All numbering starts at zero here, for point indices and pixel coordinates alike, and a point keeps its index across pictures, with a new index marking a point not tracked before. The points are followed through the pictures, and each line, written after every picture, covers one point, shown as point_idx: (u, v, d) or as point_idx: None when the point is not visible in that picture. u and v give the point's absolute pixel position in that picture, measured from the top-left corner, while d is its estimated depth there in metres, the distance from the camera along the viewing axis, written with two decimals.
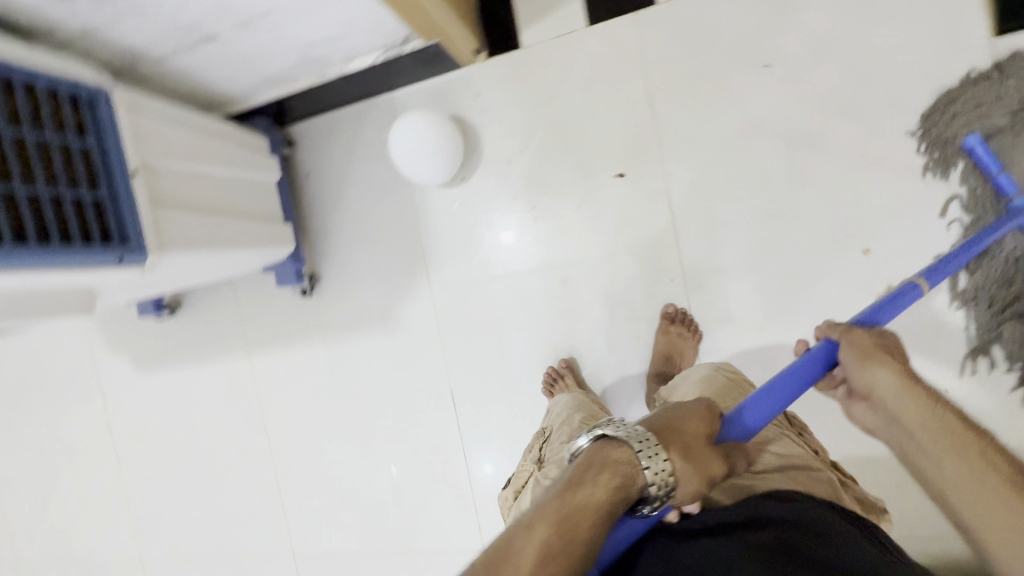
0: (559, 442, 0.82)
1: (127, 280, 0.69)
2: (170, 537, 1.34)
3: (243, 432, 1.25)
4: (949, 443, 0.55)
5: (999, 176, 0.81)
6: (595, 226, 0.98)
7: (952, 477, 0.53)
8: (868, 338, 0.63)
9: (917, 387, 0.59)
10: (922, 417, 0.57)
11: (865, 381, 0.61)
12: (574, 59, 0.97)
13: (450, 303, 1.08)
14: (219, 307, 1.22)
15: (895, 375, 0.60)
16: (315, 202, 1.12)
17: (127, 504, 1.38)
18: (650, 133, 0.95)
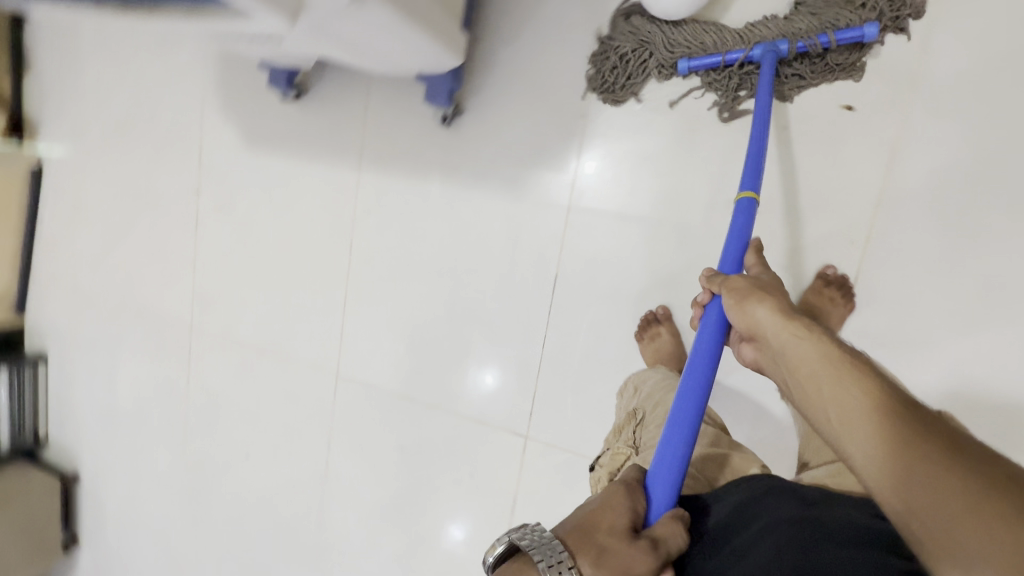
0: (654, 428, 0.80)
1: (337, 9, 0.61)
2: (225, 317, 1.36)
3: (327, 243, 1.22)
4: (815, 369, 0.51)
5: (752, 54, 0.84)
6: (788, 157, 0.88)
7: (834, 409, 0.48)
8: (747, 279, 0.63)
9: (797, 321, 0.56)
10: (804, 349, 0.53)
11: (749, 325, 0.60)
12: None
13: (591, 185, 1.00)
14: (345, 107, 1.15)
15: (775, 309, 0.58)
16: (489, 30, 1.01)
17: (193, 274, 1.39)
18: (903, 68, 0.82)
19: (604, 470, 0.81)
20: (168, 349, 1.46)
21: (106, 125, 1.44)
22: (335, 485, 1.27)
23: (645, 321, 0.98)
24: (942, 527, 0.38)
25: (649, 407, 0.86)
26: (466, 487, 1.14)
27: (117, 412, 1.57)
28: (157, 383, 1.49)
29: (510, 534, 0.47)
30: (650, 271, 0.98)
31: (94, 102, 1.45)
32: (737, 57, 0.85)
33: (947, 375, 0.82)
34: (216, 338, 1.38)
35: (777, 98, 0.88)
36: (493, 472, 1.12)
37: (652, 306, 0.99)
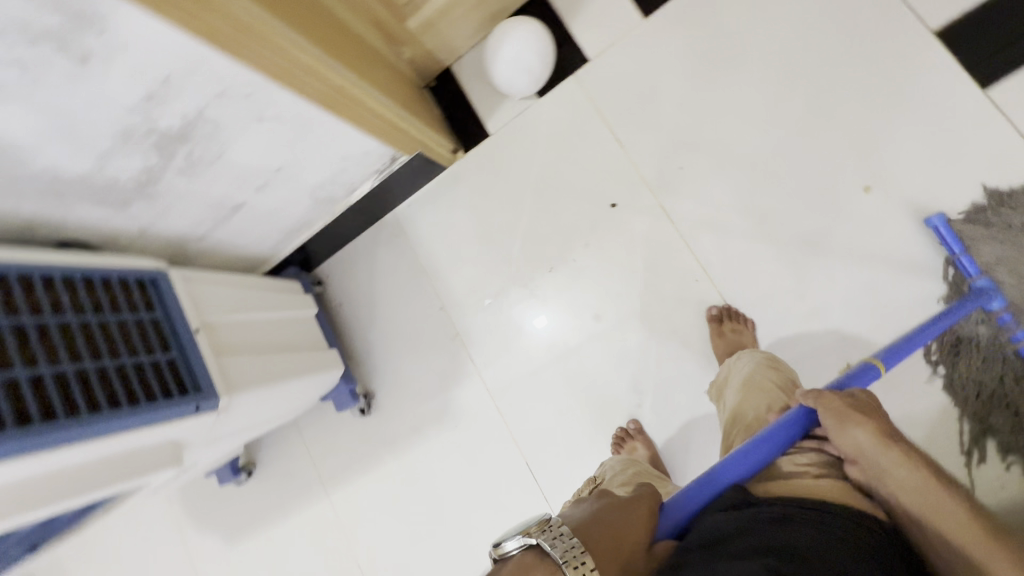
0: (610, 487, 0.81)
1: (206, 428, 0.75)
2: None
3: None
4: (916, 488, 0.58)
5: (979, 279, 0.84)
6: (607, 259, 1.03)
7: (931, 531, 0.56)
8: (847, 399, 0.65)
9: (894, 446, 0.60)
10: (909, 482, 0.58)
11: (846, 446, 0.63)
12: (537, 129, 1.08)
13: (498, 376, 1.10)
14: (289, 454, 1.26)
15: (873, 435, 0.62)
16: (352, 326, 1.20)
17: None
18: (624, 159, 1.03)
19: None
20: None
21: None
22: None
23: (619, 438, 1.00)
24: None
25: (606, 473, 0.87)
26: None
27: None
28: None
29: (545, 536, 0.46)
30: (590, 405, 1.04)
31: None
32: (954, 247, 0.86)
33: (844, 315, 0.92)
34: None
35: (572, 225, 1.06)
36: None
37: (621, 422, 1.02)
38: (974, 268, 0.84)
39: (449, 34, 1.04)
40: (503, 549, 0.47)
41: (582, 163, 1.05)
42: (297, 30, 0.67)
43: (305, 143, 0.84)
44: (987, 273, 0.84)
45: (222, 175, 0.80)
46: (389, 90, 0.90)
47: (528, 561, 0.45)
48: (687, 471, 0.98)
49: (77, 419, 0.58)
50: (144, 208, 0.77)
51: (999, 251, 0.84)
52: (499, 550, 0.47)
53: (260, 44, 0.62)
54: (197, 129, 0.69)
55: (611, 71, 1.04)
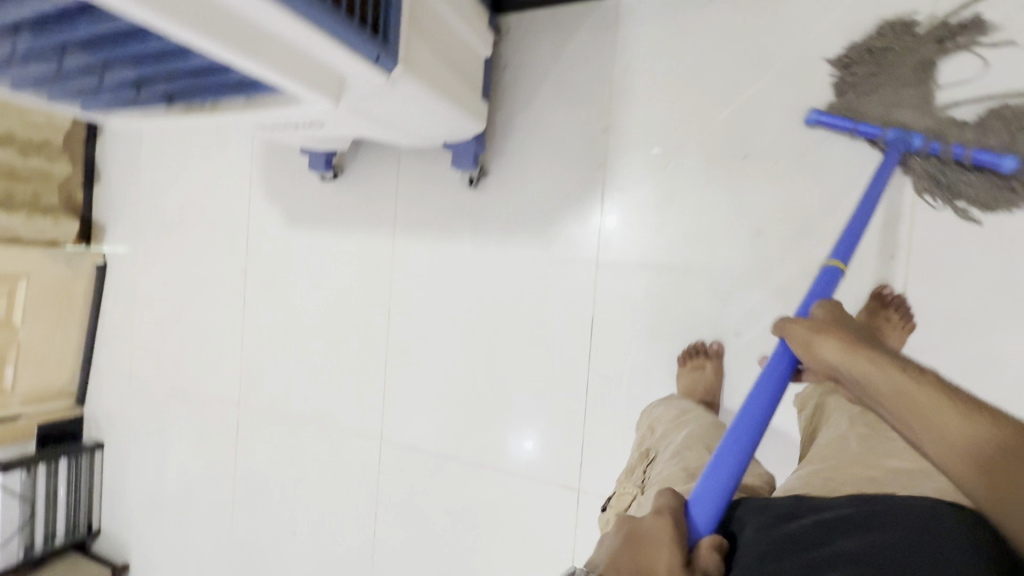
0: (662, 463, 0.81)
1: (371, 91, 0.68)
2: (271, 390, 1.40)
3: (366, 308, 1.26)
4: (893, 390, 0.53)
5: (886, 135, 0.83)
6: (807, 182, 0.90)
7: (920, 425, 0.50)
8: (807, 323, 0.66)
9: (862, 350, 0.59)
10: (878, 381, 0.55)
11: (822, 367, 0.63)
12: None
13: (617, 228, 1.03)
14: (377, 180, 1.23)
15: (841, 347, 0.61)
16: (506, 96, 1.09)
17: (240, 349, 1.45)
18: (911, 88, 0.84)
19: (614, 513, 0.82)
20: (217, 427, 1.49)
21: (163, 223, 1.57)
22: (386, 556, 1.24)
23: (692, 351, 0.96)
24: (992, 496, 0.45)
25: (659, 443, 0.87)
26: (519, 547, 1.09)
27: (166, 499, 1.58)
28: (206, 463, 1.50)
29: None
30: (687, 305, 0.98)
31: (152, 200, 1.59)
32: (864, 132, 0.85)
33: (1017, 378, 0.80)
34: (263, 412, 1.41)
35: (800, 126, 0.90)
36: (547, 528, 1.07)
37: (704, 338, 0.97)
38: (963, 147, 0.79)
39: None
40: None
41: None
42: None
43: None
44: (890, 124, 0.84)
45: None
46: None
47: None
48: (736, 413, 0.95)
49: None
50: None
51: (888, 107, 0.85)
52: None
53: None
54: None
55: None
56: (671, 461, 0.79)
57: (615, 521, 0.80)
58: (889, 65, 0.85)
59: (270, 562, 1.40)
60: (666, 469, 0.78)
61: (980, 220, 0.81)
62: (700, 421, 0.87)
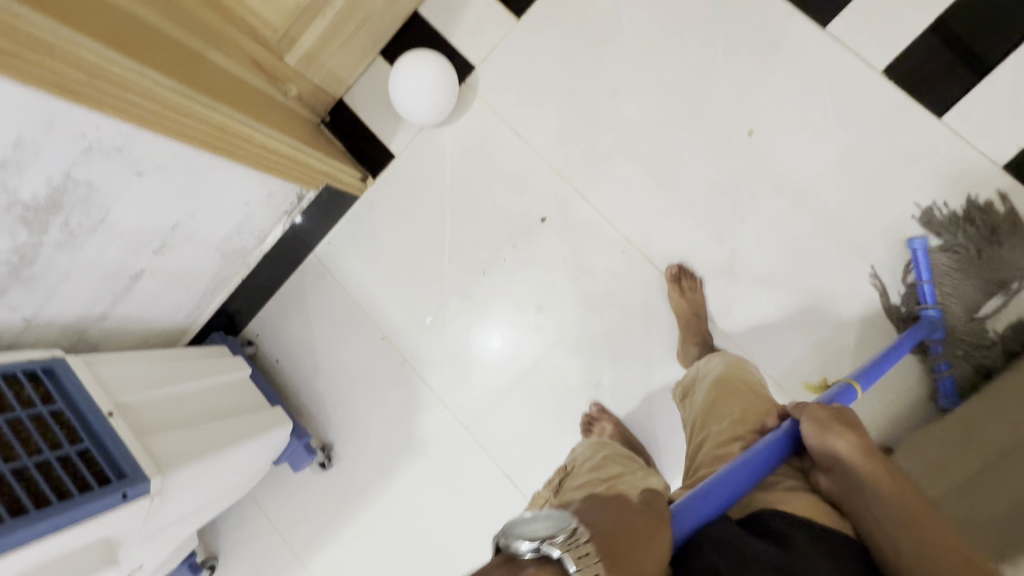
0: (578, 473, 0.76)
1: (142, 518, 0.67)
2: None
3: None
4: (906, 516, 0.50)
5: (930, 310, 0.88)
6: (536, 251, 1.05)
7: (921, 572, 0.48)
8: (833, 410, 0.61)
9: (882, 465, 0.55)
10: (890, 501, 0.52)
11: (825, 459, 0.58)
12: (441, 142, 1.09)
13: (455, 393, 1.07)
14: (250, 535, 1.15)
15: (857, 448, 0.56)
16: (293, 380, 1.13)
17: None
18: (531, 153, 1.06)
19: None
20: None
21: None
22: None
23: (585, 426, 0.99)
24: None
25: (576, 464, 0.81)
26: None
27: None
28: None
29: (565, 552, 0.38)
30: (553, 397, 1.03)
31: None
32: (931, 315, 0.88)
33: (764, 248, 0.97)
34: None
35: (496, 224, 1.06)
36: None
37: (585, 408, 1.01)
38: (932, 296, 0.88)
39: (334, 64, 1.03)
40: (514, 547, 0.39)
41: (494, 164, 1.07)
42: (148, 65, 0.62)
43: (199, 193, 0.80)
44: (940, 304, 0.88)
45: (111, 243, 0.74)
46: (280, 126, 0.89)
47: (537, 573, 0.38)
48: (659, 436, 0.98)
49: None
50: (24, 294, 0.69)
51: (952, 280, 0.89)
52: (508, 543, 0.40)
53: (106, 85, 0.57)
54: (70, 195, 0.64)
55: (500, 71, 1.08)
56: (587, 469, 0.74)
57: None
58: (506, 150, 1.07)
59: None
60: (581, 477, 0.73)
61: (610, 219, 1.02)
62: (618, 450, 0.83)
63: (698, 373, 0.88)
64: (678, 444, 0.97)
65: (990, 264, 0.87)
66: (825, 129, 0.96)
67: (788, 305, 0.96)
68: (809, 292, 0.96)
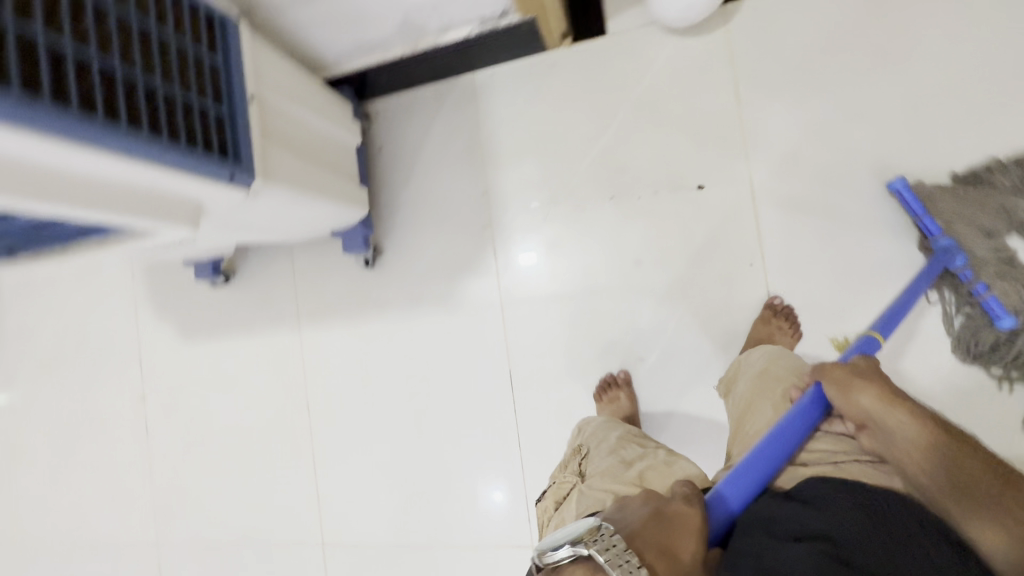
0: (598, 455, 0.87)
1: (232, 205, 0.68)
2: (194, 518, 1.27)
3: (284, 409, 1.21)
4: (930, 444, 0.59)
5: (941, 239, 0.87)
6: (670, 210, 0.99)
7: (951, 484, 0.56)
8: (849, 369, 0.70)
9: (900, 407, 0.63)
10: (915, 435, 0.60)
11: (853, 412, 0.66)
12: (657, 49, 0.99)
13: (514, 281, 1.07)
14: (272, 276, 1.21)
15: (877, 397, 0.65)
16: (385, 175, 1.13)
17: (152, 484, 1.31)
18: (732, 117, 0.97)
19: (551, 498, 0.85)
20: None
21: (38, 362, 1.42)
22: None
23: (605, 384, 1.01)
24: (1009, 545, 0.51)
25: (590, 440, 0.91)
26: None
27: None
28: None
29: (595, 547, 0.47)
30: (594, 341, 1.03)
31: (20, 341, 1.44)
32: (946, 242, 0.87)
33: None
34: (187, 547, 1.28)
35: (653, 162, 1.00)
36: None
37: (613, 368, 1.02)
38: (937, 227, 0.87)
39: None
40: (553, 559, 0.49)
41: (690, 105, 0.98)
42: None
43: None
44: (949, 229, 0.87)
45: None
46: None
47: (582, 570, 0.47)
48: (659, 432, 0.99)
49: (112, 128, 0.51)
50: None
51: (957, 212, 0.87)
52: (545, 560, 0.49)
53: None
54: None
55: (761, 18, 0.95)
56: (608, 454, 0.85)
57: (551, 509, 0.83)
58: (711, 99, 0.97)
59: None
60: (603, 461, 0.84)
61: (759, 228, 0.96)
62: (628, 425, 0.93)
63: (743, 360, 0.90)
64: (670, 448, 0.99)
65: (997, 197, 0.87)
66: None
67: None
68: None
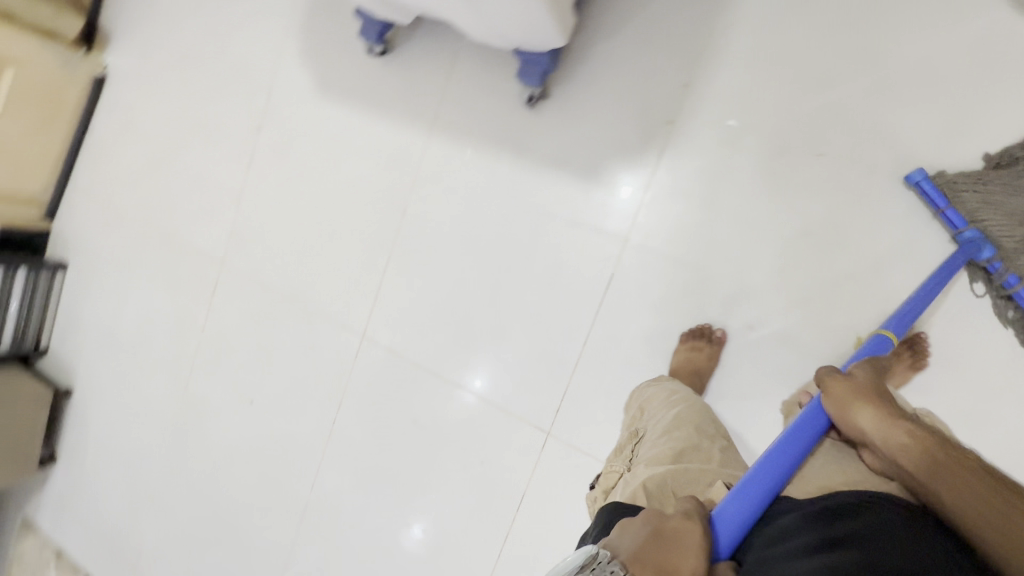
0: (650, 440, 0.82)
1: None
2: (261, 259, 1.34)
3: (380, 202, 1.20)
4: (926, 463, 0.55)
5: (966, 232, 0.83)
6: (866, 198, 0.89)
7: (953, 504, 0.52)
8: (846, 382, 0.66)
9: (902, 426, 0.59)
10: (916, 456, 0.56)
11: (852, 430, 0.63)
12: (960, 21, 0.85)
13: (664, 191, 0.99)
14: (426, 72, 1.15)
15: (878, 415, 0.61)
16: (591, 19, 1.01)
17: (236, 212, 1.37)
18: (989, 136, 0.85)
19: (601, 490, 0.83)
20: (190, 283, 1.43)
21: (176, 52, 1.43)
22: (338, 447, 1.25)
23: (694, 333, 0.96)
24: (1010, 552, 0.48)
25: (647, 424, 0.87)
26: (474, 476, 1.12)
27: (119, 337, 1.53)
28: (172, 316, 1.46)
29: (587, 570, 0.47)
30: (709, 287, 0.97)
31: (166, 27, 1.44)
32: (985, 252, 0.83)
33: (992, 438, 0.85)
34: (245, 279, 1.36)
35: (882, 141, 0.88)
36: (507, 465, 1.09)
37: (712, 323, 0.96)
38: (960, 219, 0.83)
39: None
40: None
41: (957, 100, 0.85)
42: None
43: None
44: (977, 222, 0.82)
45: None
46: None
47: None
48: (720, 401, 0.97)
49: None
50: None
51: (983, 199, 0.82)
52: None
53: None
54: None
55: None
56: (660, 441, 0.80)
57: (602, 500, 0.81)
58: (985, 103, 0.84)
59: (217, 425, 1.39)
60: (651, 448, 0.80)
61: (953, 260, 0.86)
62: (689, 402, 0.88)
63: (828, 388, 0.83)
64: (724, 418, 0.96)
65: None
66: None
67: None
68: None
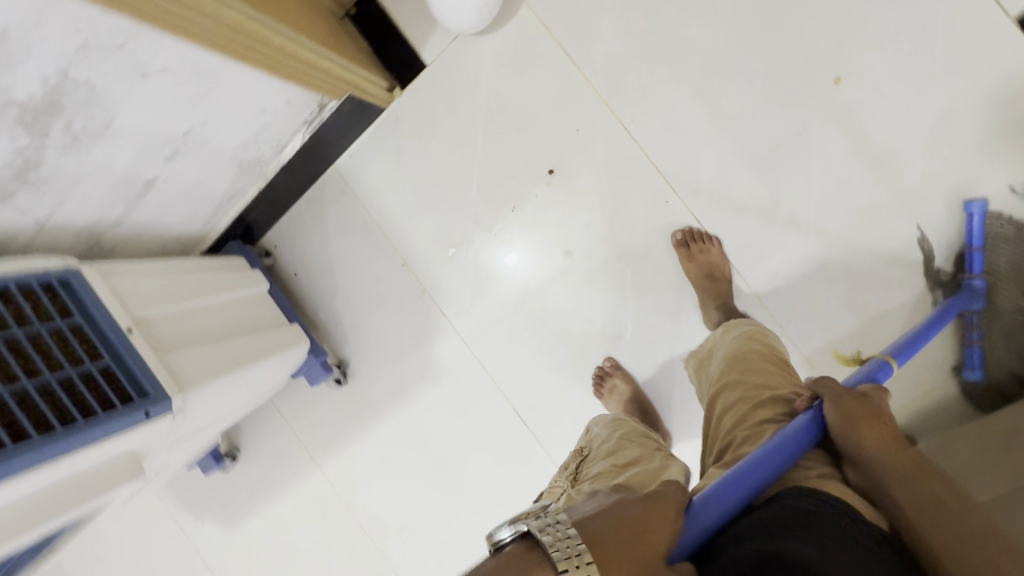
0: (596, 459, 0.74)
1: (165, 431, 0.69)
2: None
3: (341, 548, 1.20)
4: (927, 495, 0.50)
5: (975, 278, 0.84)
6: (571, 190, 0.97)
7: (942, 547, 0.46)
8: (862, 402, 0.59)
9: (906, 456, 0.53)
10: (915, 483, 0.51)
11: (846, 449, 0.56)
12: (478, 55, 0.97)
13: (473, 327, 1.06)
14: (270, 434, 1.22)
15: (882, 442, 0.55)
16: (310, 295, 1.13)
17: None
18: (580, 78, 0.94)
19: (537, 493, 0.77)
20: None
21: None
22: None
23: (596, 381, 0.99)
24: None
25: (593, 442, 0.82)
26: None
27: None
28: None
29: (545, 530, 0.38)
30: (571, 344, 1.02)
31: None
32: (972, 262, 0.84)
33: (822, 217, 0.91)
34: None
35: (534, 156, 0.98)
36: None
37: (598, 362, 1.00)
38: (980, 264, 0.84)
39: None
40: (497, 539, 0.40)
41: (536, 87, 0.96)
42: None
43: (214, 96, 0.72)
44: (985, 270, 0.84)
45: (119, 148, 0.68)
46: (305, 27, 0.79)
47: (520, 551, 0.38)
48: (672, 397, 0.98)
49: (30, 443, 0.54)
50: (33, 199, 0.65)
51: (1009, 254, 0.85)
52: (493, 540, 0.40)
53: None
54: (71, 97, 0.57)
55: None
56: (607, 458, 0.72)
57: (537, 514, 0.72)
58: (549, 71, 0.95)
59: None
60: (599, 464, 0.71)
61: (659, 162, 0.94)
62: (632, 425, 0.83)
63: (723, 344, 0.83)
64: (688, 404, 0.97)
65: None
66: (913, 87, 0.86)
67: (834, 276, 0.91)
68: (860, 269, 0.90)
